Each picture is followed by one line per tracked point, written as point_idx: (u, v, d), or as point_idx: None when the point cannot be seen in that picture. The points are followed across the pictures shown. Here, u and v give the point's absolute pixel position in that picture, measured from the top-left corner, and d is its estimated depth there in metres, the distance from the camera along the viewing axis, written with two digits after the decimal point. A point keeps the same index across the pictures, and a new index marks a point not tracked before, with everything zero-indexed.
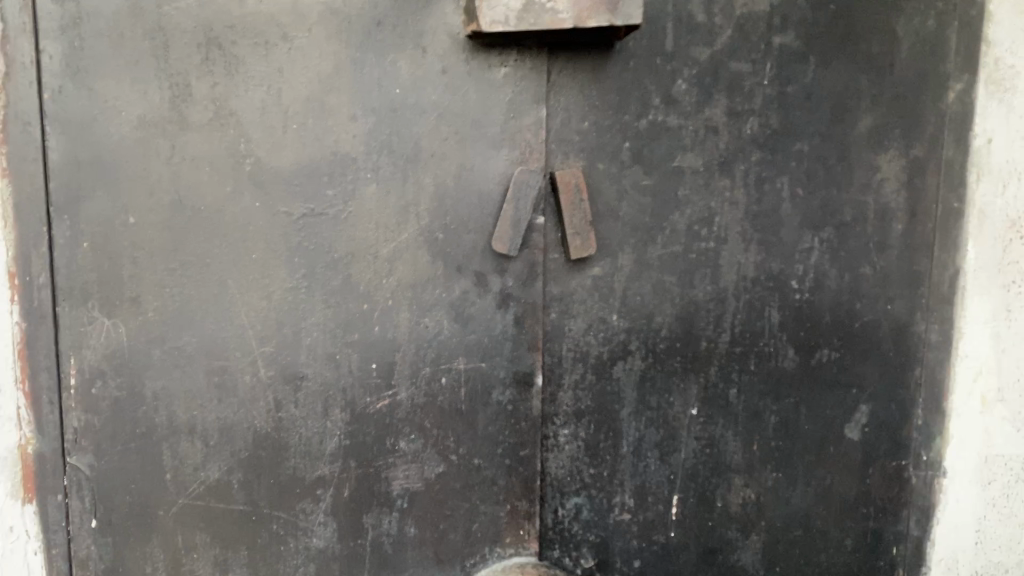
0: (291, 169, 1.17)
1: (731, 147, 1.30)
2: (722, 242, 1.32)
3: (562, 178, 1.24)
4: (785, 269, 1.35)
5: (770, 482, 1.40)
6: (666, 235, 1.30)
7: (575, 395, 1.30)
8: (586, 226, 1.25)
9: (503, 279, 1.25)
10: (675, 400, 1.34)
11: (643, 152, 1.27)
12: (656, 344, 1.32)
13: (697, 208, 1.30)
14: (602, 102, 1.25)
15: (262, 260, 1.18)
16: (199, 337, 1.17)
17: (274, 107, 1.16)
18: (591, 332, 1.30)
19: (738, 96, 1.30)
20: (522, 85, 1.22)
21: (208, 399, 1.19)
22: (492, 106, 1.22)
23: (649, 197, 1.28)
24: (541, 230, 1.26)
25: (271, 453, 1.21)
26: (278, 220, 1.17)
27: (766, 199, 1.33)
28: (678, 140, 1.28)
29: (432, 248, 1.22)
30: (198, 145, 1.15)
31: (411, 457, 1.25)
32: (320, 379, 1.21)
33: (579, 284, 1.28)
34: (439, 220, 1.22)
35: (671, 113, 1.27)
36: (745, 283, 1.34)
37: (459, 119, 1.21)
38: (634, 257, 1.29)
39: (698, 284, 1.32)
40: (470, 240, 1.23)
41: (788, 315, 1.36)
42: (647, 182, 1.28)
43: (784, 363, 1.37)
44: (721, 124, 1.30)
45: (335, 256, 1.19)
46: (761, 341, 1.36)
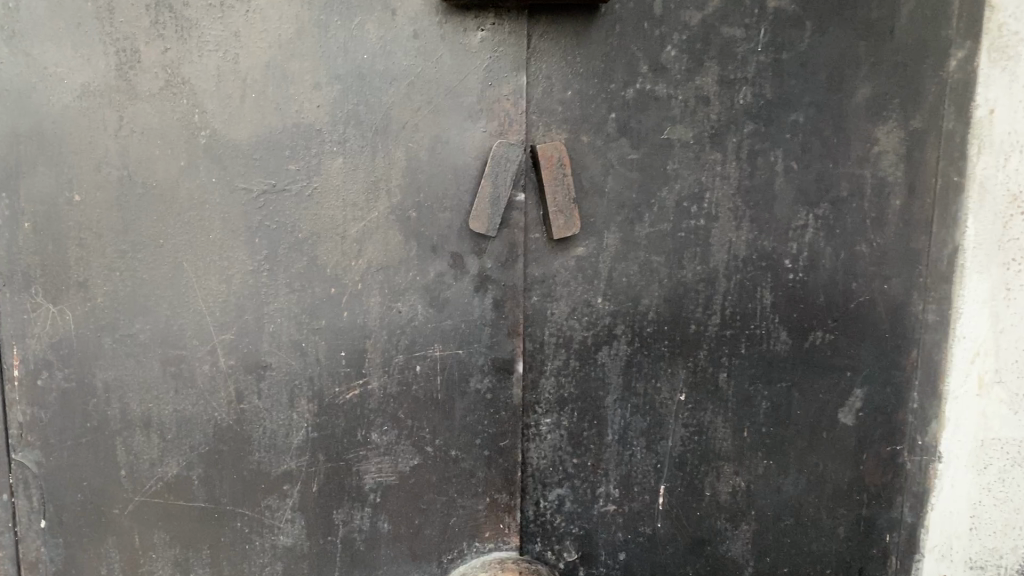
0: (250, 142, 1.08)
1: (723, 119, 1.22)
2: (712, 220, 1.25)
3: (543, 153, 1.15)
4: (778, 248, 1.28)
5: (760, 469, 1.34)
6: (654, 212, 1.22)
7: (558, 381, 1.23)
8: (569, 203, 1.17)
9: (481, 260, 1.17)
10: (662, 385, 1.27)
11: (629, 123, 1.19)
12: (642, 327, 1.25)
13: (687, 183, 1.23)
14: (586, 70, 1.16)
15: (220, 241, 1.09)
16: (153, 324, 1.09)
17: (231, 75, 1.06)
18: (574, 316, 1.23)
19: (730, 63, 1.22)
20: (499, 51, 1.13)
21: (164, 390, 1.10)
22: (468, 74, 1.13)
23: (635, 172, 1.21)
24: (521, 207, 1.17)
25: (233, 447, 1.14)
26: (236, 197, 1.08)
27: (759, 173, 1.25)
28: (667, 111, 1.20)
29: (404, 227, 1.14)
30: (148, 116, 1.05)
31: (384, 450, 1.18)
32: (285, 368, 1.13)
33: (560, 265, 1.21)
34: (412, 197, 1.13)
35: (660, 82, 1.19)
36: (736, 263, 1.26)
37: (433, 87, 1.12)
38: (619, 236, 1.22)
39: (687, 264, 1.25)
40: (446, 219, 1.15)
41: (781, 296, 1.29)
42: (633, 156, 1.20)
43: (776, 346, 1.31)
44: (712, 94, 1.22)
45: (300, 236, 1.11)
46: (753, 324, 1.29)
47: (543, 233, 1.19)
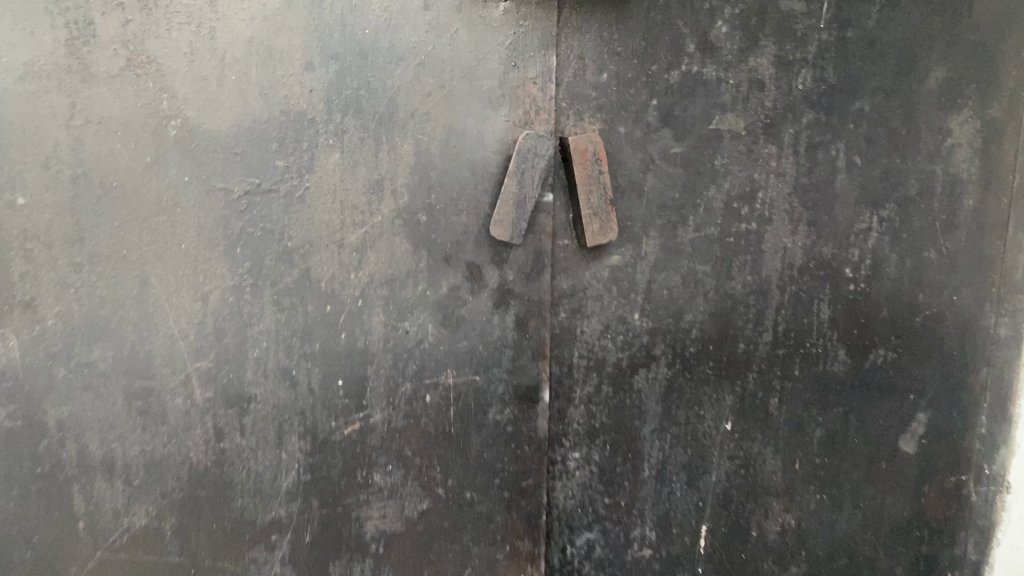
0: (229, 133, 0.91)
1: (779, 106, 1.06)
2: (765, 223, 1.08)
3: (576, 144, 0.97)
4: (838, 255, 1.12)
5: (813, 505, 1.18)
6: (699, 215, 1.06)
7: (588, 411, 1.07)
8: (605, 205, 1.00)
9: (503, 272, 1.00)
10: (705, 413, 1.11)
11: (673, 111, 1.03)
12: (685, 347, 1.08)
13: (737, 181, 1.06)
14: (624, 49, 1.00)
15: (195, 252, 0.92)
16: (116, 351, 0.91)
17: (205, 53, 0.89)
18: (608, 335, 1.06)
19: (788, 42, 1.05)
20: (526, 25, 0.96)
21: (129, 428, 0.93)
22: (488, 53, 0.96)
23: (679, 168, 1.04)
24: (548, 209, 1.01)
25: (212, 493, 0.96)
26: (213, 199, 0.91)
27: (818, 169, 1.09)
28: (716, 97, 1.04)
29: (413, 233, 0.97)
30: (105, 102, 0.87)
31: (388, 493, 1.01)
32: (272, 401, 0.96)
33: (591, 276, 1.04)
34: (421, 199, 0.96)
35: (709, 63, 1.03)
36: (792, 273, 1.10)
37: (446, 68, 0.94)
38: (660, 242, 1.05)
39: (736, 274, 1.08)
40: (461, 224, 0.98)
41: (841, 310, 1.13)
42: (677, 149, 1.04)
43: (833, 366, 1.15)
44: (768, 77, 1.05)
45: (288, 245, 0.94)
46: (808, 342, 1.13)
47: (574, 240, 1.03)
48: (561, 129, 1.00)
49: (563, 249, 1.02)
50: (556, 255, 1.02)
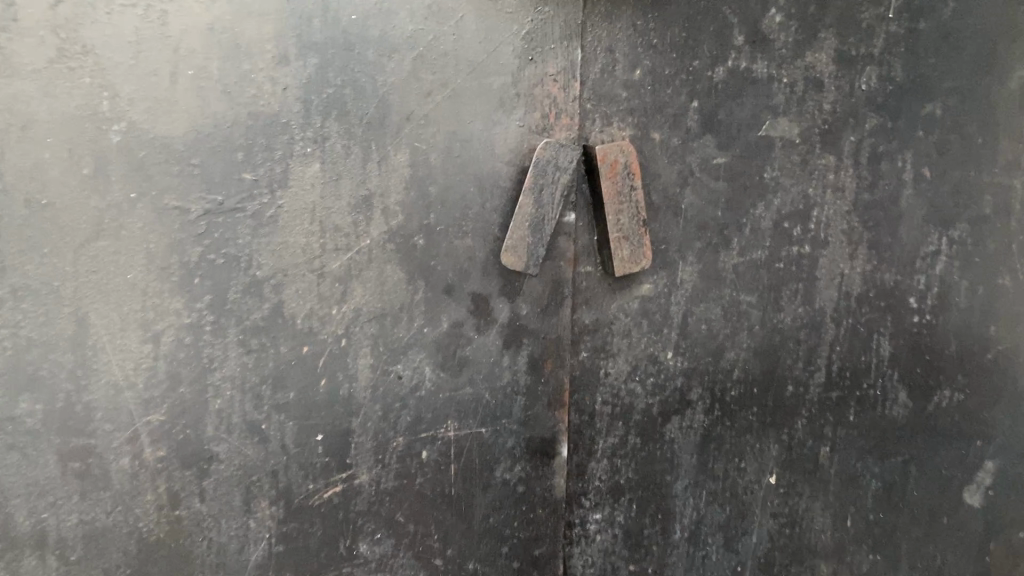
0: (185, 141, 0.75)
1: (839, 109, 0.90)
2: (820, 246, 0.92)
3: (603, 156, 0.81)
4: (901, 282, 0.94)
5: (863, 568, 0.97)
6: (745, 237, 0.90)
7: (611, 466, 0.91)
8: (638, 228, 0.84)
9: (514, 305, 0.84)
10: (747, 467, 0.95)
11: (716, 115, 0.87)
12: (724, 391, 0.93)
13: (789, 198, 0.90)
14: (661, 42, 0.84)
15: (144, 284, 0.76)
16: (47, 403, 0.74)
17: (155, 42, 0.73)
18: (636, 378, 0.90)
19: (851, 34, 0.88)
20: (546, 11, 0.81)
21: (63, 495, 0.75)
22: (500, 44, 0.79)
23: (722, 182, 0.88)
24: (569, 232, 0.85)
25: (167, 569, 0.79)
26: (166, 220, 0.75)
27: (882, 184, 0.92)
28: (767, 99, 0.88)
29: (407, 259, 0.81)
30: (30, 100, 0.70)
31: (376, 566, 0.85)
32: (238, 460, 0.80)
33: (616, 309, 0.88)
34: (418, 219, 0.80)
35: (759, 58, 0.87)
36: (848, 303, 0.94)
37: (450, 62, 0.78)
38: (698, 268, 0.90)
39: (786, 306, 0.93)
40: (465, 248, 0.82)
41: (903, 345, 0.95)
42: (720, 160, 0.88)
43: (892, 410, 0.96)
44: (826, 75, 0.89)
45: (258, 275, 0.78)
46: (864, 383, 0.96)
47: (599, 266, 0.87)
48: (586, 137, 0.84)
49: (585, 278, 0.87)
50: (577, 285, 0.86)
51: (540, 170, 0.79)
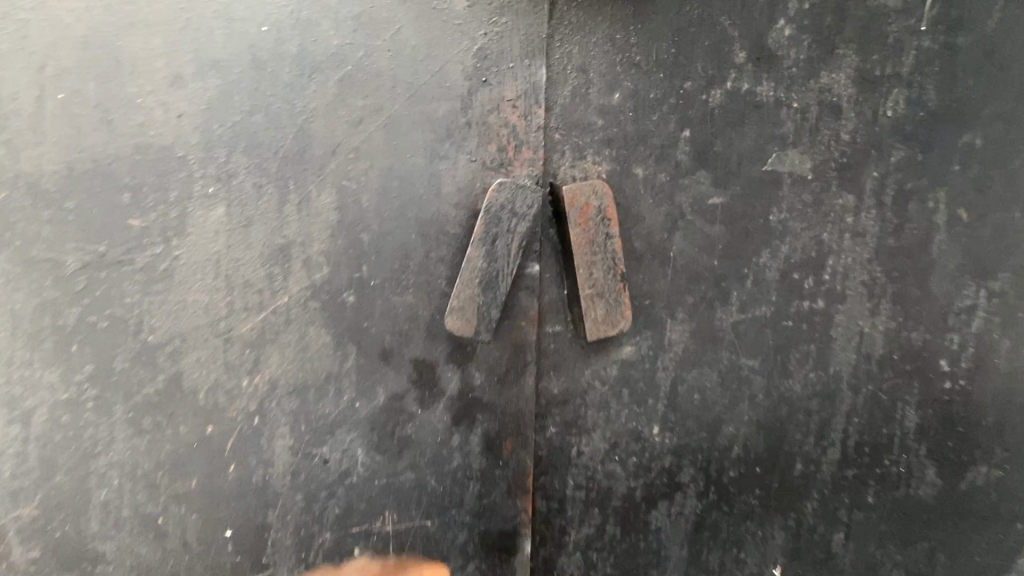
0: (57, 179, 0.61)
1: (859, 140, 0.75)
2: (835, 300, 0.77)
3: (573, 198, 0.67)
4: (932, 343, 0.79)
5: None
6: (746, 291, 0.76)
7: (585, 561, 0.76)
8: (614, 284, 0.70)
9: (466, 374, 0.70)
10: (748, 558, 0.80)
11: (712, 147, 0.73)
12: (721, 471, 0.78)
13: (801, 244, 0.76)
14: (645, 60, 0.70)
15: (9, 352, 0.62)
16: None
17: (18, 60, 0.60)
18: (616, 457, 0.76)
19: (874, 50, 0.74)
20: (502, 24, 0.66)
21: None
22: (445, 61, 0.65)
23: (718, 226, 0.74)
24: (533, 289, 0.71)
25: None
26: (34, 276, 0.62)
27: (908, 228, 0.77)
28: (773, 127, 0.74)
29: (335, 320, 0.67)
30: None
31: None
32: (129, 561, 0.66)
33: (589, 376, 0.74)
34: (346, 272, 0.66)
35: (764, 79, 0.73)
36: (868, 367, 0.79)
37: (384, 83, 0.64)
38: (690, 328, 0.75)
39: (795, 371, 0.78)
40: (406, 308, 0.68)
41: (932, 415, 0.80)
42: (716, 199, 0.74)
43: (919, 491, 0.81)
44: (844, 100, 0.74)
45: (149, 341, 0.65)
46: (885, 460, 0.81)
47: (571, 326, 0.73)
48: (553, 173, 0.69)
49: (552, 341, 0.72)
50: (542, 349, 0.72)
51: (492, 216, 0.64)
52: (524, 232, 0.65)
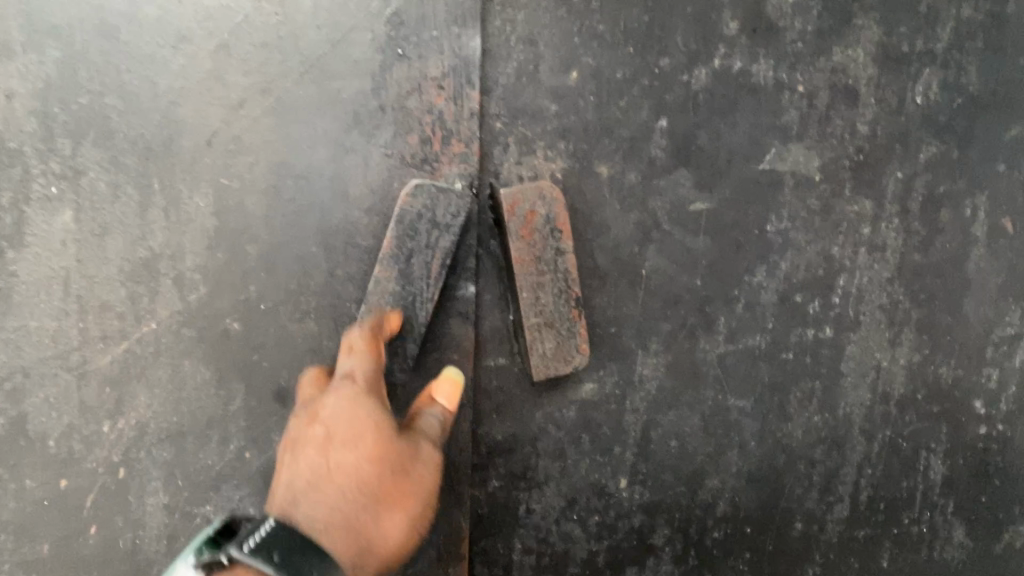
0: None
1: (880, 132, 0.60)
2: (846, 329, 0.62)
3: (514, 205, 0.54)
4: (965, 381, 0.65)
5: None
6: (739, 317, 0.61)
7: None
8: (568, 312, 0.56)
9: None
10: None
11: (695, 141, 0.58)
12: (703, 533, 0.63)
13: (807, 260, 0.61)
14: (610, 31, 0.56)
15: None
16: None
17: None
18: (573, 516, 0.61)
19: (901, 20, 0.59)
20: None
21: None
22: (349, 29, 0.51)
23: (703, 238, 0.60)
24: (467, 316, 0.56)
25: None
26: None
27: (939, 240, 0.62)
28: (772, 116, 0.59)
29: (216, 353, 0.53)
30: None
31: None
32: None
33: (540, 420, 0.60)
34: (230, 294, 0.53)
35: (762, 56, 0.59)
36: (885, 410, 0.64)
37: (271, 56, 0.51)
38: (668, 363, 0.61)
39: (796, 415, 0.63)
40: (306, 336, 0.54)
41: (963, 464, 0.66)
42: (699, 205, 0.59)
43: (947, 553, 0.67)
44: (862, 82, 0.60)
45: None
46: (904, 518, 0.66)
47: (519, 358, 0.59)
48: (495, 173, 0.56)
49: (493, 378, 0.59)
50: (482, 387, 0.58)
51: (405, 226, 0.51)
52: (447, 247, 0.52)
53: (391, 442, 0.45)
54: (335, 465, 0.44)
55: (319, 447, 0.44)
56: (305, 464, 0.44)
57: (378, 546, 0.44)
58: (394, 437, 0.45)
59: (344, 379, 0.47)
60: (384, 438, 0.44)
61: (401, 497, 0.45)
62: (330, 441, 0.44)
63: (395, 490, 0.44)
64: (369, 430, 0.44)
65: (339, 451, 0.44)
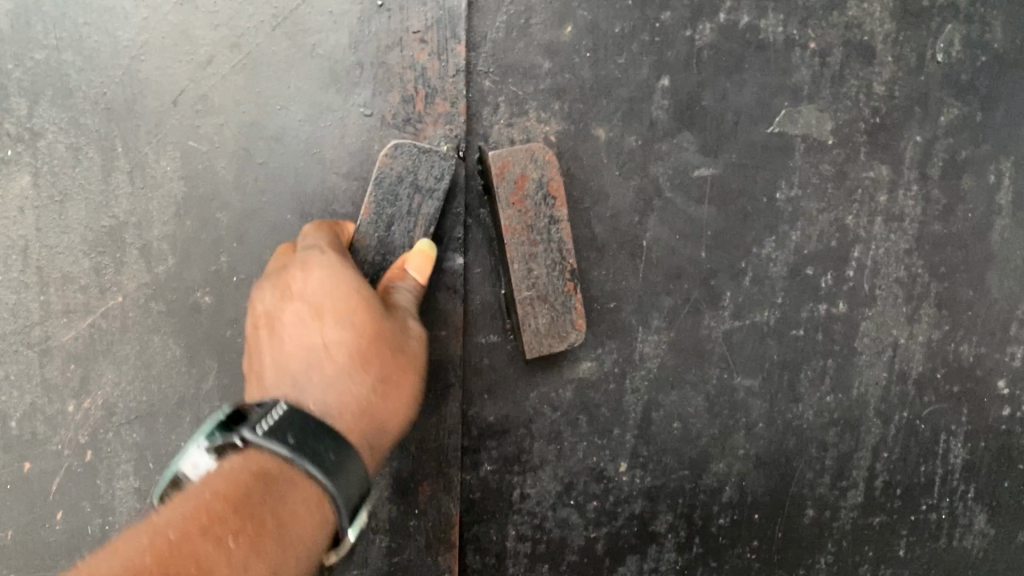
0: None
1: (898, 93, 0.56)
2: (862, 304, 0.58)
3: (504, 167, 0.49)
4: (990, 360, 0.60)
5: None
6: (748, 291, 0.57)
7: None
8: (563, 284, 0.52)
9: None
10: None
11: (698, 102, 0.54)
12: (708, 519, 0.59)
13: (821, 229, 0.57)
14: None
15: None
16: None
17: None
18: (570, 501, 0.57)
19: None
20: None
21: None
22: None
23: (707, 206, 0.55)
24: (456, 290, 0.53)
25: None
26: None
27: (961, 209, 0.58)
28: (782, 74, 0.55)
29: (185, 328, 0.50)
30: None
31: None
32: None
33: (533, 401, 0.56)
34: (199, 265, 0.49)
35: (770, 10, 0.54)
36: (903, 391, 0.59)
37: (241, 8, 0.48)
38: (671, 340, 0.57)
39: (808, 395, 0.59)
40: None
41: (986, 448, 0.61)
42: (703, 170, 0.55)
43: (966, 541, 0.63)
44: (879, 38, 0.55)
45: None
46: (921, 505, 0.61)
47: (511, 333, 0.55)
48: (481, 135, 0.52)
49: (479, 355, 0.55)
50: (470, 365, 0.55)
51: (385, 191, 0.47)
52: (432, 213, 0.48)
53: (381, 313, 0.42)
54: (329, 342, 0.41)
55: (309, 326, 0.41)
56: (296, 345, 0.41)
57: (387, 423, 0.42)
58: (383, 307, 0.42)
59: (313, 252, 0.43)
60: (374, 307, 0.42)
61: (402, 370, 0.42)
62: (321, 314, 0.41)
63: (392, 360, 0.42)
64: (356, 299, 0.41)
65: (330, 328, 0.41)
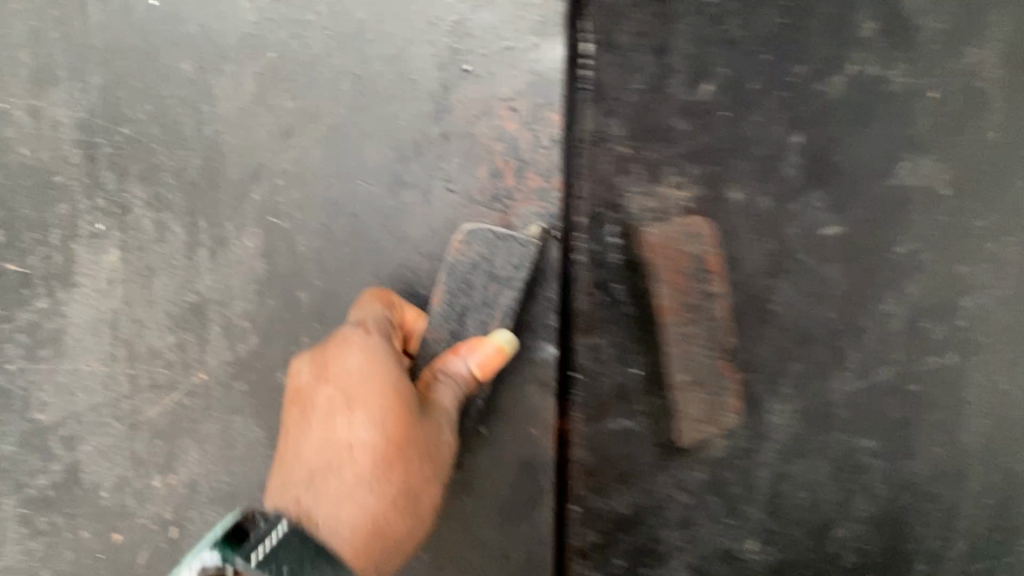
0: None
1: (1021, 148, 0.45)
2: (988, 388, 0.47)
3: (661, 245, 0.44)
4: None
5: None
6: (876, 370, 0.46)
7: None
8: (716, 366, 0.46)
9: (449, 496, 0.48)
10: None
11: (834, 157, 0.44)
12: None
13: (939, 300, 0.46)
14: (735, 25, 0.43)
15: None
16: None
17: None
18: None
19: None
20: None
21: None
22: (406, 43, 0.42)
23: (837, 266, 0.45)
24: (586, 377, 0.45)
25: None
26: None
27: None
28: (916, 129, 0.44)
29: (266, 410, 0.47)
30: None
31: None
32: None
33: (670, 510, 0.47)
34: (281, 345, 0.47)
35: (896, 60, 0.44)
36: None
37: (320, 76, 0.43)
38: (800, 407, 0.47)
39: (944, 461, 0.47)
40: None
41: None
42: (831, 230, 0.45)
43: None
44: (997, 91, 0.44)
45: (45, 420, 0.52)
46: None
47: (647, 425, 0.46)
48: (605, 186, 0.43)
49: (592, 452, 0.46)
50: (588, 465, 0.46)
51: (459, 282, 0.42)
52: (510, 307, 0.41)
53: (413, 415, 0.38)
54: (352, 439, 0.38)
55: (326, 431, 0.38)
56: (321, 437, 0.38)
57: (409, 527, 0.38)
58: (412, 402, 0.39)
59: (357, 332, 0.41)
60: (405, 407, 0.38)
61: (428, 476, 0.39)
62: (348, 404, 0.38)
63: (416, 466, 0.38)
64: (386, 397, 0.38)
65: (358, 422, 0.38)
